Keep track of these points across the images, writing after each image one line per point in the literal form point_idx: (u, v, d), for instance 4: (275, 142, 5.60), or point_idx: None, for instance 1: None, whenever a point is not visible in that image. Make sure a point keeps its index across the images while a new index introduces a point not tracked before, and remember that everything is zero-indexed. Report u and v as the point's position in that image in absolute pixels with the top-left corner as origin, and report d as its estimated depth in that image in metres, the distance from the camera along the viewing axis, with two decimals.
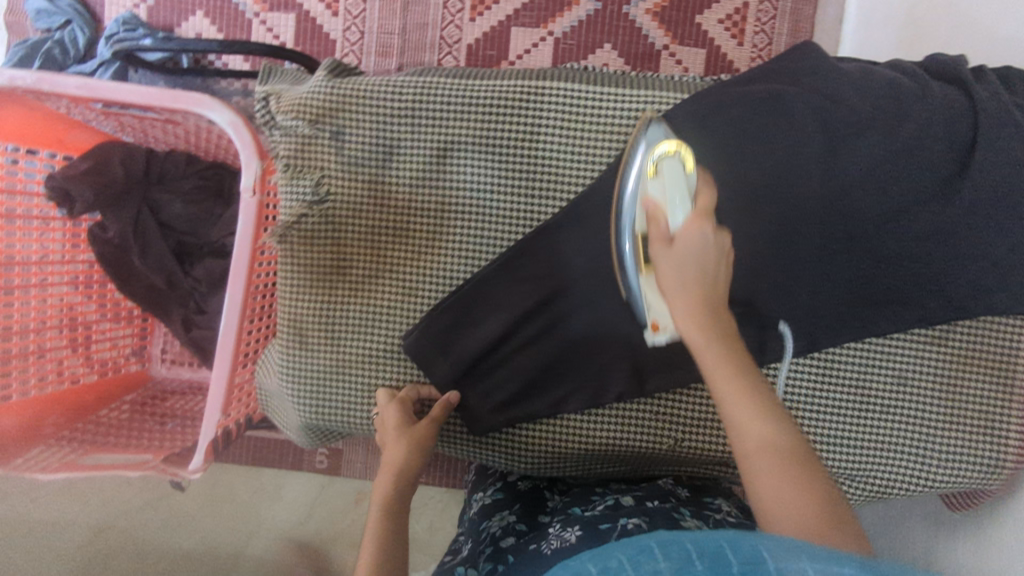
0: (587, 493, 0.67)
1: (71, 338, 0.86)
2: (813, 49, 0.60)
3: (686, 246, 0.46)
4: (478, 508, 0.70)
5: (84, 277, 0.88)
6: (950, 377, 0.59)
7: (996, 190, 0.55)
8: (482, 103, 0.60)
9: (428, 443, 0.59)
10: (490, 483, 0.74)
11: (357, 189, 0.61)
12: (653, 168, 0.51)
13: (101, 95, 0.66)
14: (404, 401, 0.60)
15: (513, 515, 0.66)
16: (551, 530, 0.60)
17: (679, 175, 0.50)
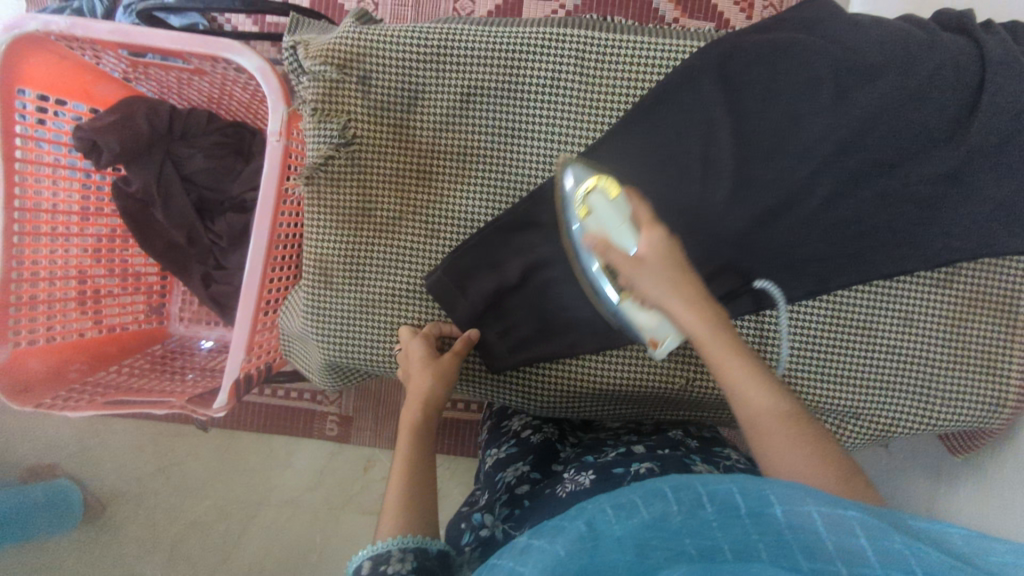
0: (601, 445, 0.69)
1: (93, 293, 0.88)
2: (825, 2, 0.62)
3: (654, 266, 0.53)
4: (492, 461, 0.71)
5: (107, 239, 0.91)
6: (953, 317, 0.62)
7: (1003, 134, 0.57)
8: (504, 48, 0.62)
9: (449, 377, 0.61)
10: (504, 437, 0.74)
11: (383, 134, 0.64)
12: (584, 210, 0.56)
13: (133, 40, 0.68)
14: (427, 336, 0.62)
15: (528, 465, 0.67)
16: (565, 475, 0.62)
17: (607, 206, 0.55)
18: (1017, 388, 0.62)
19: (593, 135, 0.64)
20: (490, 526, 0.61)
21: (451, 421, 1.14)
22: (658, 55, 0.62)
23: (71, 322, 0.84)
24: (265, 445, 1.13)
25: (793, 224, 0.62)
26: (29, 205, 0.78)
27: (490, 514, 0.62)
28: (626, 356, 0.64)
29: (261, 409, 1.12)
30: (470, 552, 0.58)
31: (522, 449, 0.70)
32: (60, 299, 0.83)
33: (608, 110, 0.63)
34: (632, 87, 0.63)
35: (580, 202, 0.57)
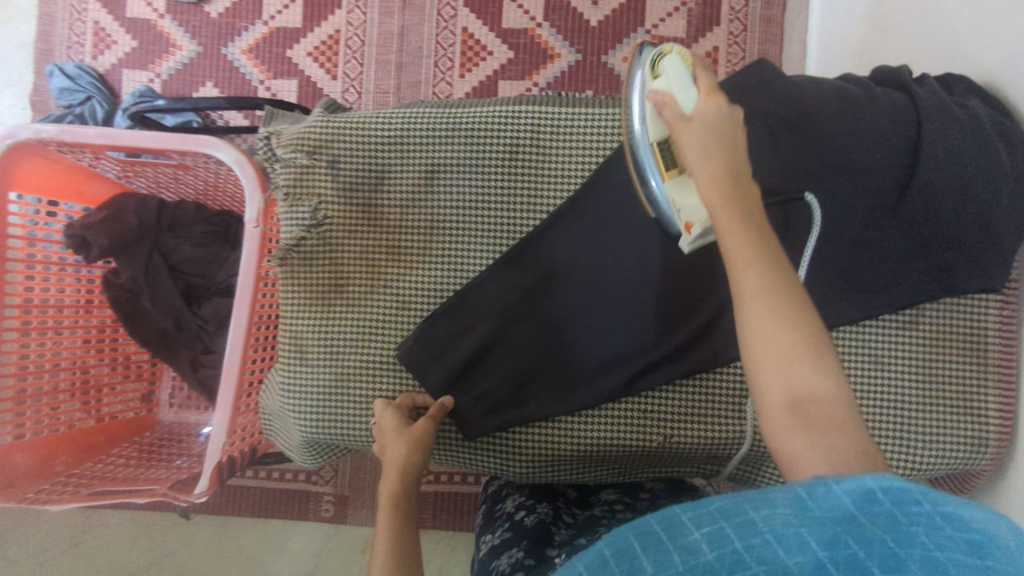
0: (595, 522, 0.65)
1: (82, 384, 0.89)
2: (765, 66, 0.66)
3: (702, 123, 0.47)
4: (487, 551, 0.65)
5: (96, 338, 0.92)
6: (923, 358, 0.62)
7: (949, 177, 0.58)
8: (464, 126, 0.65)
9: (425, 444, 0.60)
10: (498, 522, 0.69)
11: (352, 213, 0.67)
12: (657, 69, 0.54)
13: (120, 142, 0.72)
14: (400, 407, 0.62)
15: (522, 551, 0.61)
16: (561, 558, 0.57)
17: (681, 70, 0.52)
18: (997, 432, 0.61)
19: (553, 202, 0.66)
20: None
21: (448, 495, 1.12)
22: (611, 124, 0.66)
23: (60, 414, 0.85)
24: (260, 531, 1.10)
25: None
26: (21, 303, 0.81)
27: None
28: (600, 417, 0.65)
29: (255, 493, 1.11)
30: None
31: (517, 534, 0.64)
32: (56, 390, 0.85)
33: (566, 178, 0.66)
34: (588, 156, 0.66)
35: (652, 68, 0.55)
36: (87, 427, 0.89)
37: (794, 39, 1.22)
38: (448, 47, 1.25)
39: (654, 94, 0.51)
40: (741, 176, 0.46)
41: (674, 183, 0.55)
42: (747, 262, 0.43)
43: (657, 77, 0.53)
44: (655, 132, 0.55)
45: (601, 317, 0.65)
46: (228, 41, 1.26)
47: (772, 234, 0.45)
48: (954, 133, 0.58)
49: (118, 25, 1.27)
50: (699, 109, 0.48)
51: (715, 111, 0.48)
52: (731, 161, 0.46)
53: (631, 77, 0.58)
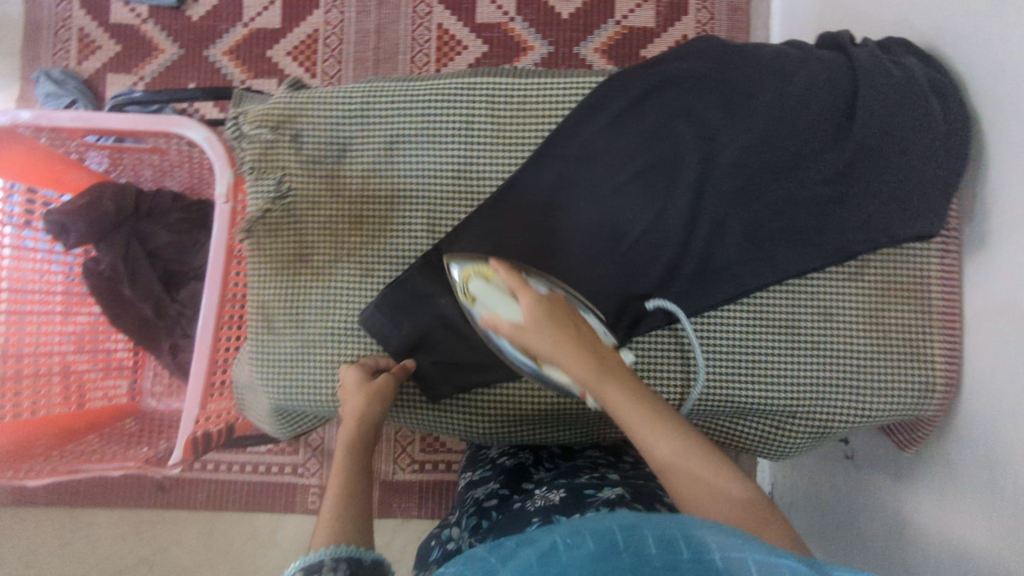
0: (575, 470, 0.70)
1: (63, 370, 0.90)
2: (711, 34, 0.69)
3: (535, 328, 0.55)
4: (466, 484, 0.74)
5: (80, 335, 0.94)
6: (869, 308, 0.64)
7: (879, 133, 0.62)
8: (422, 99, 0.68)
9: (387, 398, 0.61)
10: (480, 462, 0.77)
11: (316, 185, 0.69)
12: (471, 297, 0.60)
13: (94, 125, 0.75)
14: (364, 368, 0.64)
15: (497, 483, 0.69)
16: (537, 491, 0.66)
17: (486, 286, 0.59)
18: (945, 376, 0.62)
19: (510, 168, 0.68)
20: (456, 539, 0.64)
21: (432, 483, 1.13)
22: (564, 92, 0.68)
23: (42, 400, 0.87)
24: (245, 521, 1.11)
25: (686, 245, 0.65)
26: None
27: (458, 528, 0.66)
28: None
29: (241, 485, 1.12)
30: (437, 564, 0.62)
31: (495, 472, 0.72)
32: (44, 373, 0.88)
33: (522, 145, 0.68)
34: (542, 123, 0.68)
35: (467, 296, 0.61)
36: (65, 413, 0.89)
37: (759, 27, 1.26)
38: (423, 43, 1.28)
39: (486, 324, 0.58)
40: (592, 356, 0.55)
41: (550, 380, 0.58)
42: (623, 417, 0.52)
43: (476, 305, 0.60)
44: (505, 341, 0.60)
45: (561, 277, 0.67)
46: (209, 43, 1.29)
47: (640, 387, 0.54)
48: (887, 90, 0.62)
49: (102, 30, 1.30)
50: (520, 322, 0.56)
51: (534, 308, 0.56)
52: (578, 344, 0.55)
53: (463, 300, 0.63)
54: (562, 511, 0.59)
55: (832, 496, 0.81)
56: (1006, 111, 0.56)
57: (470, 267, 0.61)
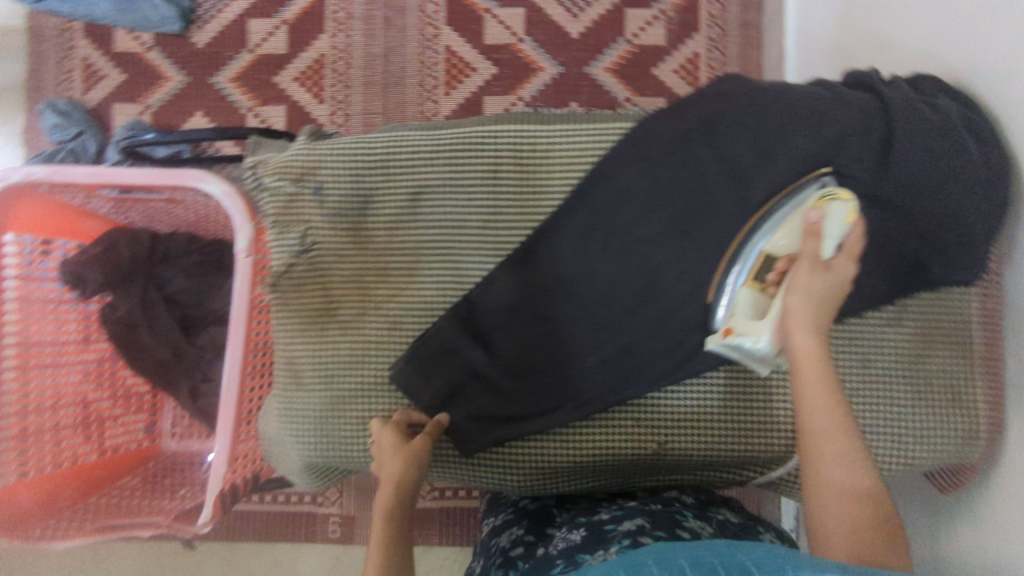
0: (595, 505, 0.68)
1: (83, 417, 0.90)
2: (739, 75, 0.67)
3: (836, 274, 0.54)
4: (489, 530, 0.72)
5: (95, 370, 0.93)
6: (911, 354, 0.63)
7: (916, 175, 0.60)
8: (446, 148, 0.67)
9: (422, 459, 0.62)
10: (501, 507, 0.76)
11: (341, 238, 0.68)
12: (820, 201, 0.57)
13: (110, 179, 0.73)
14: (398, 425, 0.63)
15: (522, 528, 0.68)
16: (559, 534, 0.63)
17: (838, 222, 0.55)
18: (987, 421, 0.61)
19: (538, 216, 0.67)
20: None
21: (453, 510, 1.12)
22: (591, 139, 0.67)
23: (64, 451, 0.86)
24: (267, 554, 1.10)
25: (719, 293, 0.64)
26: (17, 345, 0.82)
27: None
28: (593, 428, 0.66)
29: (260, 516, 1.11)
30: None
31: (518, 516, 0.71)
32: (63, 425, 0.87)
33: (549, 193, 0.67)
34: (569, 170, 0.67)
35: (820, 197, 0.57)
36: (86, 460, 0.89)
37: (772, 42, 1.24)
38: (432, 67, 1.27)
39: (808, 217, 0.55)
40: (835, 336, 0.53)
41: (754, 302, 0.59)
42: (812, 361, 0.51)
43: (817, 208, 0.56)
44: (772, 247, 0.59)
45: (591, 327, 0.66)
46: (215, 70, 1.28)
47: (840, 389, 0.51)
48: (922, 131, 0.60)
49: (106, 60, 1.28)
50: (834, 266, 0.54)
51: (845, 276, 0.54)
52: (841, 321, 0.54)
53: (795, 187, 0.61)
54: (585, 550, 0.57)
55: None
56: None
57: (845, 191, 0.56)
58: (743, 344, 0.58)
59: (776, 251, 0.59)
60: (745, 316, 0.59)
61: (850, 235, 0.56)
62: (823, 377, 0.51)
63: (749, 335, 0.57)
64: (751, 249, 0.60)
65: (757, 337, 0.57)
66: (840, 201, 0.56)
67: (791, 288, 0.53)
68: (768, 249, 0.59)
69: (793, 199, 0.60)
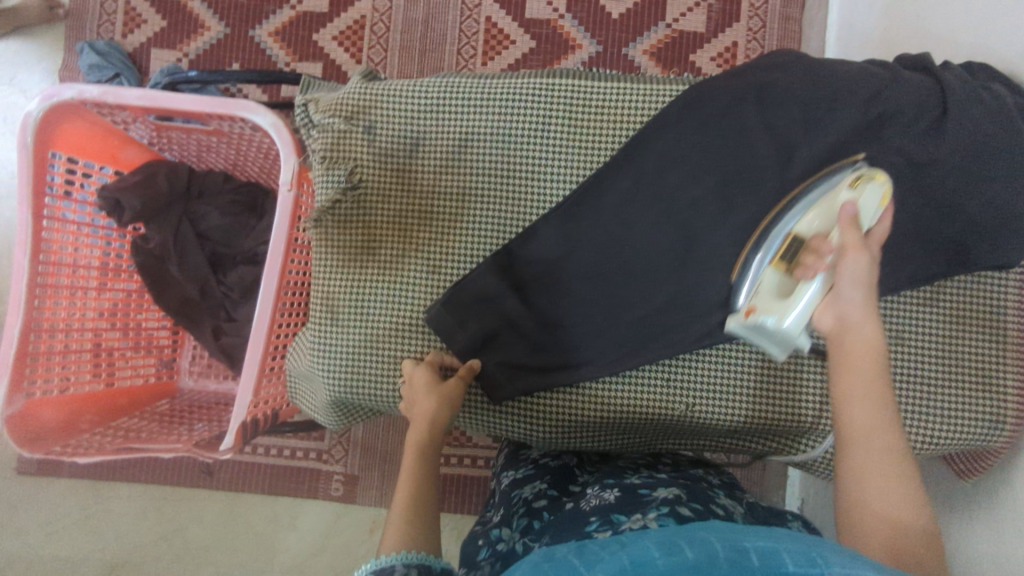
0: (620, 470, 0.68)
1: (96, 346, 0.89)
2: (794, 48, 0.68)
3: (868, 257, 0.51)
4: (508, 481, 0.72)
5: (120, 308, 0.93)
6: (946, 335, 0.63)
7: (966, 155, 0.61)
8: (500, 98, 0.67)
9: (454, 400, 0.62)
10: (521, 462, 0.75)
11: (387, 179, 0.68)
12: (854, 181, 0.54)
13: (162, 104, 0.74)
14: (431, 367, 0.64)
15: (545, 483, 0.69)
16: (588, 491, 0.64)
17: (873, 202, 0.53)
18: (1015, 406, 0.62)
19: (585, 172, 0.68)
20: (506, 540, 0.62)
21: (457, 478, 1.12)
22: (643, 100, 0.68)
23: (79, 376, 0.85)
24: (270, 504, 1.11)
25: None
26: (53, 262, 0.82)
27: (507, 529, 0.64)
28: (622, 386, 0.66)
29: (265, 468, 1.11)
30: (490, 566, 0.60)
31: (539, 471, 0.72)
32: (74, 354, 0.85)
33: (596, 151, 0.68)
34: (619, 129, 0.68)
35: (855, 177, 0.55)
36: (92, 390, 0.87)
37: (812, 37, 1.24)
38: (471, 35, 1.27)
39: (846, 207, 0.52)
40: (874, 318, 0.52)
41: (780, 283, 0.56)
42: (864, 355, 0.51)
43: (851, 190, 0.53)
44: (801, 228, 0.56)
45: (628, 284, 0.67)
46: (255, 23, 1.28)
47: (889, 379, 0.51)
48: (976, 113, 0.60)
49: (148, 5, 1.29)
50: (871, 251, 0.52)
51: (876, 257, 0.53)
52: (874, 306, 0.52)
53: (823, 174, 0.59)
54: (620, 510, 0.58)
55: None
56: None
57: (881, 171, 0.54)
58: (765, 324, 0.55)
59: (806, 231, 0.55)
60: (769, 296, 0.56)
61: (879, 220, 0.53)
62: (868, 366, 0.50)
63: (771, 314, 0.55)
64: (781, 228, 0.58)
65: (780, 316, 0.54)
66: (875, 181, 0.53)
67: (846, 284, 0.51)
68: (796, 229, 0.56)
69: (827, 182, 0.58)
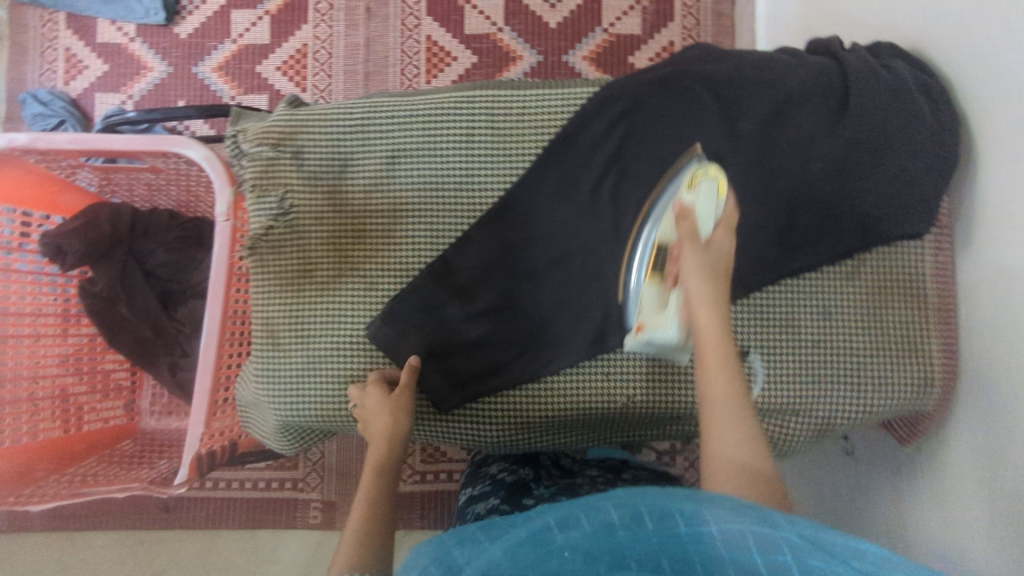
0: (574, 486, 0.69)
1: (60, 394, 0.90)
2: (703, 43, 0.70)
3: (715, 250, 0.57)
4: (467, 499, 0.74)
5: (74, 357, 0.93)
6: (868, 306, 0.66)
7: (867, 133, 0.63)
8: (423, 114, 0.69)
9: (405, 410, 0.63)
10: (482, 478, 0.77)
11: (319, 202, 0.69)
12: (692, 182, 0.60)
13: (92, 146, 0.75)
14: (380, 385, 0.64)
15: (499, 500, 0.69)
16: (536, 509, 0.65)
17: (711, 200, 0.59)
18: (942, 370, 0.64)
19: (512, 179, 0.69)
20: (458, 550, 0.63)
21: (435, 495, 1.12)
22: (563, 103, 0.69)
23: (39, 424, 0.87)
24: (246, 540, 1.09)
25: None
26: None
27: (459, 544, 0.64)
28: (562, 384, 0.67)
29: (241, 503, 1.10)
30: None
31: (495, 488, 0.73)
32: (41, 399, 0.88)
33: (521, 157, 0.69)
34: (542, 133, 0.69)
35: (692, 175, 0.61)
36: (48, 437, 0.87)
37: (744, 30, 1.27)
38: (413, 55, 1.29)
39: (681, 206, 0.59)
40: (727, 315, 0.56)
41: (656, 293, 0.61)
42: (711, 336, 0.54)
43: (690, 191, 0.59)
44: (662, 237, 0.62)
45: (564, 284, 0.68)
46: (197, 60, 1.29)
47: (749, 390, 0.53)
48: (874, 93, 0.63)
49: (88, 50, 1.28)
50: (714, 243, 0.57)
51: (726, 249, 0.58)
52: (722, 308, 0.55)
53: (673, 172, 0.64)
54: None
55: (835, 502, 0.83)
56: (998, 111, 0.57)
57: (714, 169, 0.60)
58: (654, 336, 0.61)
59: (664, 240, 0.62)
60: (652, 310, 0.61)
61: (725, 212, 0.59)
62: (729, 394, 0.52)
63: (656, 329, 0.61)
64: (647, 234, 0.63)
65: (664, 329, 0.61)
66: (708, 179, 0.60)
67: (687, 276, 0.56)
68: (659, 238, 0.62)
69: (673, 182, 0.63)
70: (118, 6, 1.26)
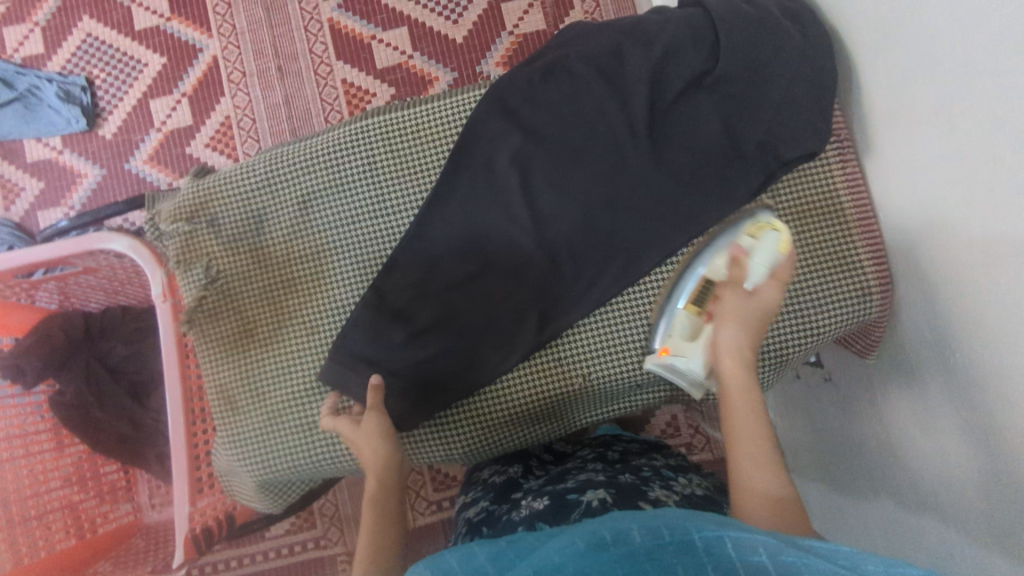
0: (563, 473, 0.65)
1: (67, 506, 0.90)
2: (572, 25, 0.72)
3: (760, 299, 0.57)
4: (461, 505, 0.70)
5: (77, 474, 0.93)
6: (793, 231, 0.67)
7: (744, 68, 0.64)
8: (321, 154, 0.70)
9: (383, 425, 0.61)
10: (473, 483, 0.73)
11: (244, 261, 0.70)
12: (756, 231, 0.60)
13: (17, 262, 0.74)
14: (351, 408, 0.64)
15: (488, 499, 0.65)
16: (523, 500, 0.60)
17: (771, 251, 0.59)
18: (876, 274, 0.64)
19: (423, 192, 0.70)
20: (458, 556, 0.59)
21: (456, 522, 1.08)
22: (454, 109, 0.71)
23: (54, 536, 0.87)
24: None
25: (604, 218, 0.67)
26: None
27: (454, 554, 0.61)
28: (519, 378, 0.68)
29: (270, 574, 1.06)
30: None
31: (485, 490, 0.68)
32: (49, 510, 0.88)
33: (426, 170, 0.70)
34: (441, 143, 0.71)
35: (756, 226, 0.61)
36: (63, 546, 0.87)
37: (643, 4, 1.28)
38: (333, 102, 1.24)
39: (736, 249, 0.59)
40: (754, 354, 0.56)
41: (689, 321, 0.62)
42: (734, 375, 0.55)
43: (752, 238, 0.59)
44: (711, 271, 0.62)
45: (496, 280, 0.68)
46: (127, 156, 1.21)
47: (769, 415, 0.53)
48: (741, 28, 0.64)
49: (21, 172, 1.21)
50: (758, 294, 0.57)
51: (770, 302, 0.58)
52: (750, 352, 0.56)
53: (735, 223, 0.64)
54: (547, 519, 0.54)
55: (830, 434, 0.81)
56: (862, 17, 0.58)
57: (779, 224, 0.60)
58: (676, 363, 0.62)
59: (711, 276, 0.62)
60: (682, 337, 0.63)
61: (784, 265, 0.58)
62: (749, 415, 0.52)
63: (682, 356, 0.62)
64: (699, 267, 0.63)
65: (688, 359, 0.61)
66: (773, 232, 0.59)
67: (722, 316, 0.57)
68: (711, 273, 0.62)
69: (734, 229, 0.63)
70: (40, 123, 1.20)
